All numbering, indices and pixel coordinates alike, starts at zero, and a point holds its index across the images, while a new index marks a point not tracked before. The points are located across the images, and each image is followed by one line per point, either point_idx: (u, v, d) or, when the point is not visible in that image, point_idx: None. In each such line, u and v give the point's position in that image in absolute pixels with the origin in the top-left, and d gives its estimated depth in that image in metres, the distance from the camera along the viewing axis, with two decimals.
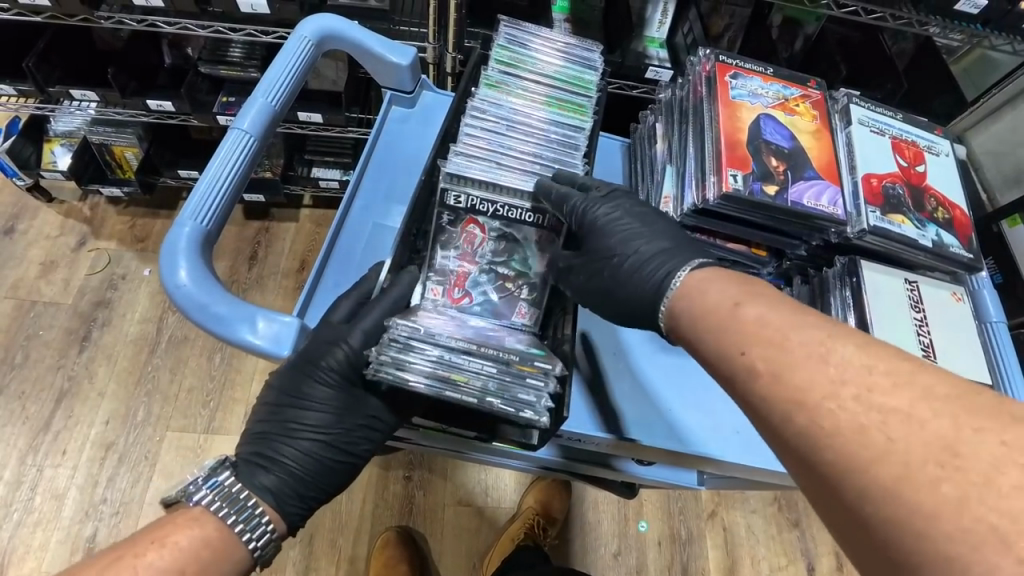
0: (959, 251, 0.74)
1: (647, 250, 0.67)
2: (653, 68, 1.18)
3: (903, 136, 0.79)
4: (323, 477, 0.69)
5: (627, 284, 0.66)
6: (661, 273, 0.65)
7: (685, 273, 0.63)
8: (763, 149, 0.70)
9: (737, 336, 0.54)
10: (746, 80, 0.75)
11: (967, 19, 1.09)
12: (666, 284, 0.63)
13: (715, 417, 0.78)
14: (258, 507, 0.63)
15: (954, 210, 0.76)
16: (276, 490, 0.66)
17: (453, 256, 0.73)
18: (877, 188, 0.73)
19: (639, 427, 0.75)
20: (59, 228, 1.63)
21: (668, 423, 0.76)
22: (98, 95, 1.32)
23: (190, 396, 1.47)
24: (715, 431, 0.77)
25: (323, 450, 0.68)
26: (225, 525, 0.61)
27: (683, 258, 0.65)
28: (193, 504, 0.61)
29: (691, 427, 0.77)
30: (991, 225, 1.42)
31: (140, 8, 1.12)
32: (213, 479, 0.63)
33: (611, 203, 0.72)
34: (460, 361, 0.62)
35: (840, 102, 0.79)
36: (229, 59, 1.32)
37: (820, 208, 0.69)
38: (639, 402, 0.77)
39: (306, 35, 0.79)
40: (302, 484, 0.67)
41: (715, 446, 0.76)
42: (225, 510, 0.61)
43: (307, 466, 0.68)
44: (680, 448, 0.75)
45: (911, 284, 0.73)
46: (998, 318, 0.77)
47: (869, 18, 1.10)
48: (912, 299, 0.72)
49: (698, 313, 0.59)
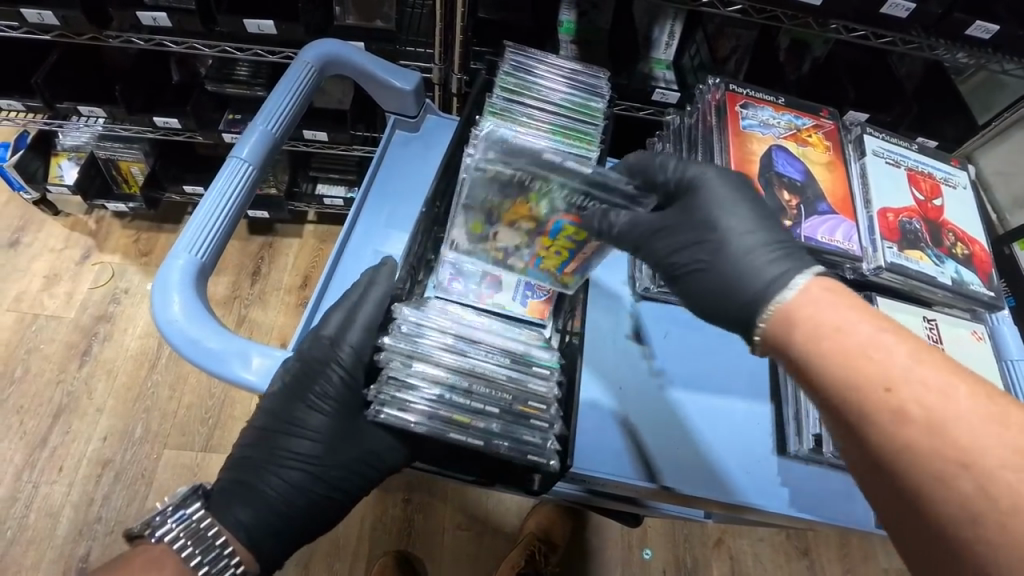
0: (979, 289, 0.71)
1: (759, 241, 0.61)
2: (660, 91, 1.16)
3: (920, 168, 0.77)
4: (302, 512, 0.67)
5: (732, 279, 0.60)
6: (771, 276, 0.57)
7: (803, 282, 0.56)
8: (775, 182, 0.69)
9: (857, 355, 0.49)
10: (757, 110, 0.74)
11: (978, 43, 1.08)
12: (776, 290, 0.56)
13: (734, 455, 0.75)
14: (226, 547, 0.62)
15: (974, 245, 0.74)
16: (250, 521, 0.64)
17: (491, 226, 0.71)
18: (894, 223, 0.71)
19: (651, 466, 0.73)
20: (64, 241, 1.63)
21: (683, 463, 0.74)
22: (106, 111, 1.32)
23: (189, 413, 1.45)
24: (734, 472, 0.74)
25: (309, 483, 0.67)
26: (189, 567, 0.60)
27: (802, 262, 0.58)
28: (157, 540, 0.61)
29: (711, 462, 0.74)
30: (1002, 247, 1.39)
31: (148, 28, 1.12)
32: (181, 511, 0.63)
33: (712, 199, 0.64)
34: (463, 404, 0.62)
35: (853, 132, 0.78)
36: (235, 77, 1.32)
37: (834, 243, 0.67)
38: (654, 438, 0.75)
39: (308, 60, 0.79)
40: (278, 519, 0.66)
41: (728, 489, 0.73)
42: (191, 548, 0.61)
43: (288, 499, 0.66)
44: (693, 492, 0.72)
45: (929, 323, 0.71)
46: (1019, 357, 0.74)
47: (878, 42, 1.09)
48: (931, 337, 0.70)
49: (806, 325, 0.53)
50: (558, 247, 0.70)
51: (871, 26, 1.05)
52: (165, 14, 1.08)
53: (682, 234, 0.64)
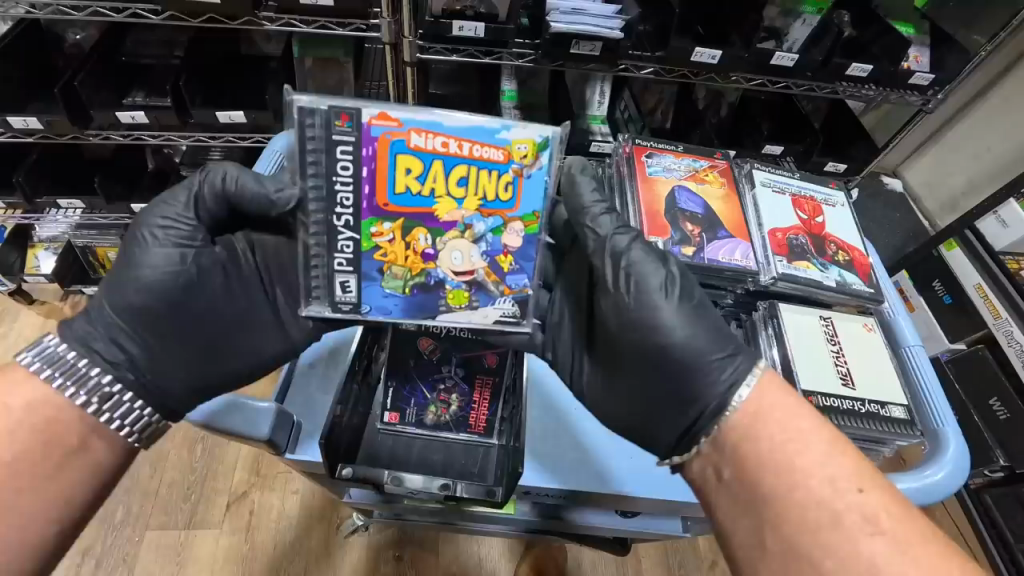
0: (860, 287, 0.74)
1: (711, 357, 0.62)
2: (597, 143, 1.30)
3: (804, 193, 0.81)
4: (226, 332, 0.69)
5: (681, 383, 0.62)
6: (721, 384, 0.60)
7: (749, 390, 0.59)
8: (679, 215, 0.74)
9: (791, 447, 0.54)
10: (661, 157, 0.79)
11: (861, 80, 1.25)
12: (728, 397, 0.59)
13: (614, 455, 0.79)
14: (93, 369, 0.60)
15: (855, 252, 0.77)
16: (181, 383, 0.65)
17: (485, 228, 0.62)
18: (782, 241, 0.75)
19: (571, 472, 0.77)
20: (38, 328, 1.64)
21: (602, 467, 0.77)
22: (84, 202, 1.40)
23: (170, 490, 1.44)
24: (614, 468, 0.78)
25: (152, 255, 0.63)
26: (55, 393, 0.57)
27: (747, 363, 0.61)
28: (22, 367, 0.57)
29: (597, 464, 0.78)
30: (931, 250, 1.76)
31: (126, 125, 1.23)
32: (49, 349, 0.59)
33: (349, 132, 0.57)
34: None
35: (744, 169, 0.82)
36: (209, 161, 1.43)
37: (734, 262, 0.72)
38: (573, 446, 0.79)
39: (276, 148, 0.86)
40: (142, 300, 0.63)
41: (644, 484, 0.76)
42: (59, 375, 0.58)
43: (142, 284, 0.63)
44: (609, 490, 0.75)
45: (825, 320, 0.73)
46: (914, 343, 0.76)
47: (775, 87, 1.26)
48: (828, 333, 0.71)
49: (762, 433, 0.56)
50: (447, 198, 0.60)
51: (766, 75, 1.22)
52: (143, 112, 1.19)
53: (640, 359, 0.64)
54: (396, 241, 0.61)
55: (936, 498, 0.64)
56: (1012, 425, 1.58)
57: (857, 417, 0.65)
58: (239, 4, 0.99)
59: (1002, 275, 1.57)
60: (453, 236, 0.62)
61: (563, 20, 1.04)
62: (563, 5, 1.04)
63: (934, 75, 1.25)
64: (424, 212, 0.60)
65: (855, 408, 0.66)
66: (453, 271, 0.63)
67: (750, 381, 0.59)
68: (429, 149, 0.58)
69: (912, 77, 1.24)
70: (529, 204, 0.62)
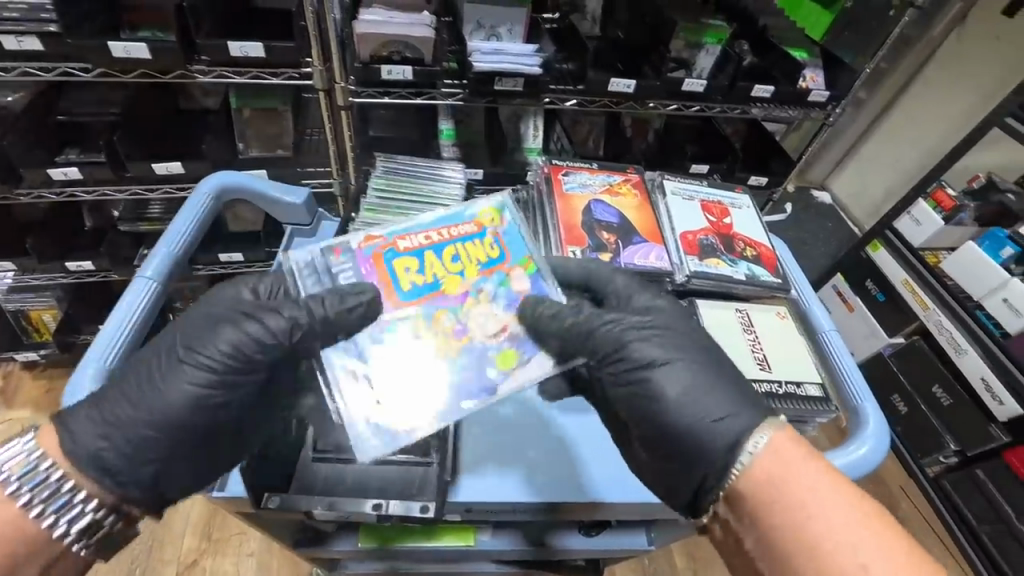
0: (768, 279, 0.80)
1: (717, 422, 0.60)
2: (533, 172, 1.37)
3: (711, 198, 0.87)
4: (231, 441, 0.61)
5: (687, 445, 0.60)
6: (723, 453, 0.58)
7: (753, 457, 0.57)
8: (594, 226, 0.79)
9: (793, 492, 0.54)
10: (576, 175, 0.85)
11: (766, 100, 1.36)
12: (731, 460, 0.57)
13: (583, 462, 0.79)
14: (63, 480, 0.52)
15: (761, 248, 0.83)
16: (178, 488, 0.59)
17: (494, 286, 0.66)
18: (693, 242, 0.80)
19: (544, 486, 0.77)
20: None
21: (575, 478, 0.78)
22: (15, 263, 1.35)
23: (113, 566, 1.33)
24: (583, 476, 0.78)
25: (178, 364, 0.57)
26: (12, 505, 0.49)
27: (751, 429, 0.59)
28: None
29: (558, 466, 0.79)
30: (861, 252, 1.87)
31: (59, 181, 1.22)
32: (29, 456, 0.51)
33: (345, 262, 0.66)
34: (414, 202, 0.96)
35: (656, 180, 0.88)
36: (147, 215, 1.41)
37: (650, 264, 0.77)
38: (547, 458, 0.79)
39: (206, 190, 0.84)
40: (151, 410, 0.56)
41: (615, 491, 0.77)
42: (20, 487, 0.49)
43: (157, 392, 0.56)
44: (581, 500, 0.76)
45: (740, 312, 0.78)
46: (829, 327, 0.81)
47: (690, 110, 1.37)
48: (743, 322, 0.77)
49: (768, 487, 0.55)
50: (451, 276, 0.65)
51: (679, 100, 1.32)
52: (76, 168, 1.19)
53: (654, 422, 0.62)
54: (422, 325, 0.62)
55: (862, 470, 0.67)
56: (956, 410, 1.67)
57: (775, 398, 0.70)
58: (169, 59, 1.02)
59: (924, 270, 1.68)
60: (472, 302, 0.64)
61: (485, 59, 1.11)
62: (485, 46, 1.12)
63: (829, 92, 1.38)
64: (436, 294, 0.64)
65: (773, 390, 0.71)
66: (484, 339, 0.62)
67: (759, 441, 0.57)
68: (415, 247, 0.68)
69: (811, 95, 1.38)
70: (519, 254, 0.68)
